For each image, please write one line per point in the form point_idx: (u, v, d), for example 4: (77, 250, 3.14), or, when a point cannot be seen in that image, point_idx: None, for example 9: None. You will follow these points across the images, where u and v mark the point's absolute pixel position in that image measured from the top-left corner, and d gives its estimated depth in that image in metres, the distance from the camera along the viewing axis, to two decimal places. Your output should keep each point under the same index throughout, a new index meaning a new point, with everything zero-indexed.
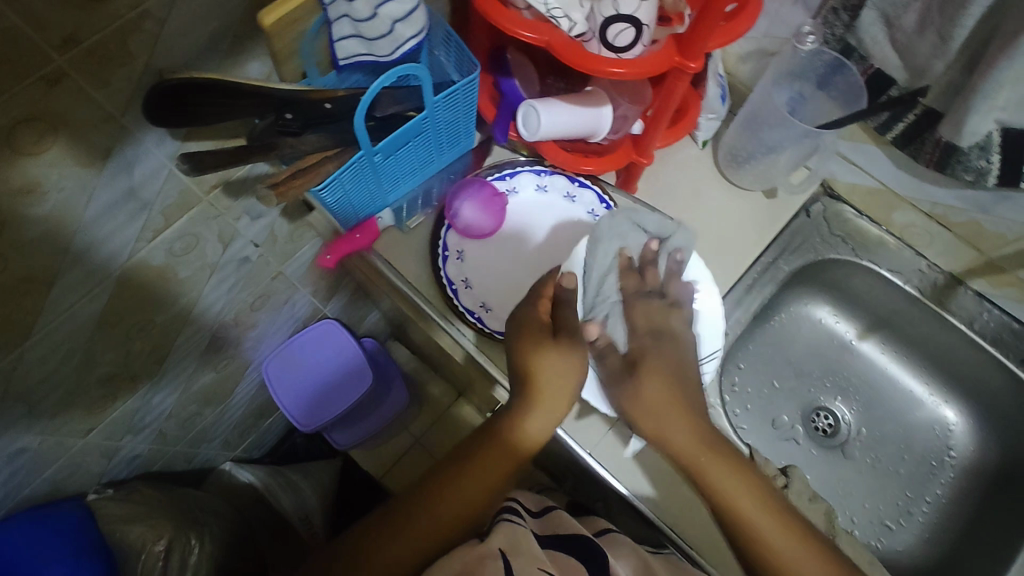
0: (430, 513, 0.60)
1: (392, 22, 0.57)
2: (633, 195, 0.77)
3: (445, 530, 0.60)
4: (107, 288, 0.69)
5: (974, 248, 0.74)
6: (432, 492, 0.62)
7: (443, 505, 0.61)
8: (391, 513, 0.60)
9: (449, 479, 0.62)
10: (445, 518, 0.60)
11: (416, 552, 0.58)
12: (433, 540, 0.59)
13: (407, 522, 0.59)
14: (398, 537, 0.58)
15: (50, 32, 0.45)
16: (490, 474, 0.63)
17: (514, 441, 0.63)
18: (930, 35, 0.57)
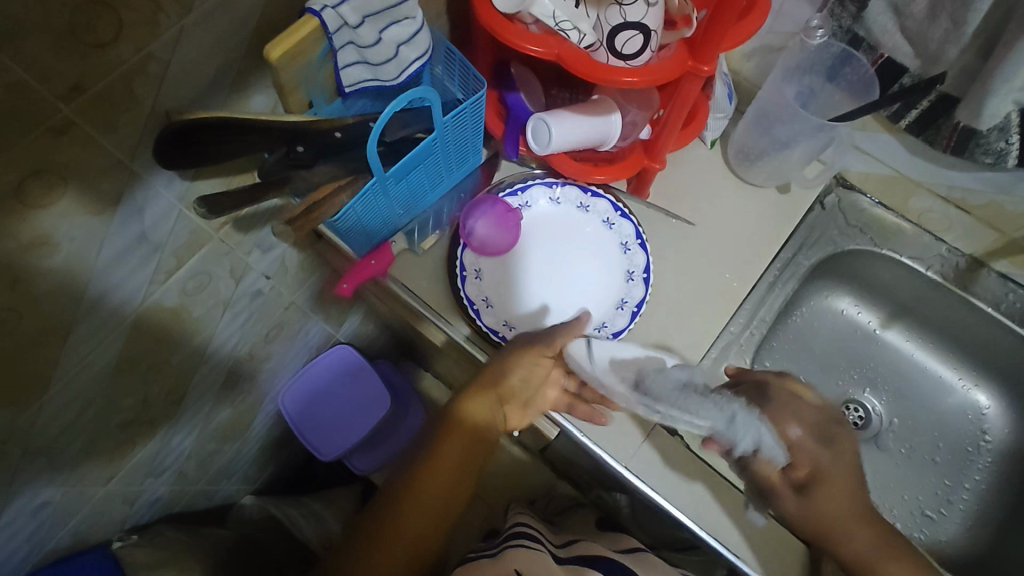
0: (409, 511, 0.64)
1: (398, 45, 0.58)
2: (646, 201, 0.76)
3: (427, 520, 0.64)
4: (122, 333, 0.68)
5: (995, 229, 0.72)
6: (406, 488, 0.65)
7: (418, 501, 0.64)
8: (375, 514, 0.65)
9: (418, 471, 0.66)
10: (421, 512, 0.64)
11: (402, 550, 0.63)
12: (414, 534, 0.63)
13: (388, 523, 0.63)
14: (382, 540, 0.62)
15: (55, 83, 0.44)
16: (456, 460, 0.66)
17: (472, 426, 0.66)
18: (943, 20, 0.56)
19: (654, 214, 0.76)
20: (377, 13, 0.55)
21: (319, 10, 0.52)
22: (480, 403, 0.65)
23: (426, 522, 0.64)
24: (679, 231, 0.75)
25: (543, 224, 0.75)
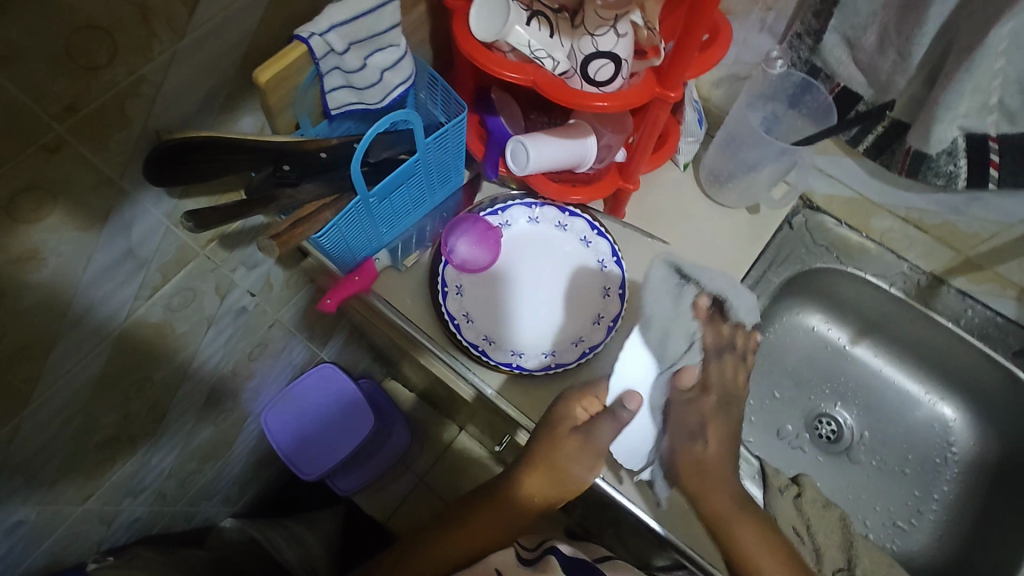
0: (421, 559, 0.69)
1: (381, 71, 0.62)
2: (622, 221, 0.79)
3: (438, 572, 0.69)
4: (107, 348, 0.69)
5: (951, 247, 0.76)
6: (431, 538, 0.70)
7: (436, 554, 0.69)
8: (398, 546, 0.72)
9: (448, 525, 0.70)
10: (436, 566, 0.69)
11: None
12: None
13: (404, 558, 0.70)
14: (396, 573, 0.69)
15: (50, 102, 0.46)
16: (484, 531, 0.68)
17: (511, 508, 0.67)
18: (890, 53, 0.60)
19: (629, 233, 0.79)
20: (361, 40, 0.58)
21: (307, 37, 0.54)
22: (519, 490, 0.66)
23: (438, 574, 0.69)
24: (654, 248, 0.78)
25: (528, 244, 0.77)
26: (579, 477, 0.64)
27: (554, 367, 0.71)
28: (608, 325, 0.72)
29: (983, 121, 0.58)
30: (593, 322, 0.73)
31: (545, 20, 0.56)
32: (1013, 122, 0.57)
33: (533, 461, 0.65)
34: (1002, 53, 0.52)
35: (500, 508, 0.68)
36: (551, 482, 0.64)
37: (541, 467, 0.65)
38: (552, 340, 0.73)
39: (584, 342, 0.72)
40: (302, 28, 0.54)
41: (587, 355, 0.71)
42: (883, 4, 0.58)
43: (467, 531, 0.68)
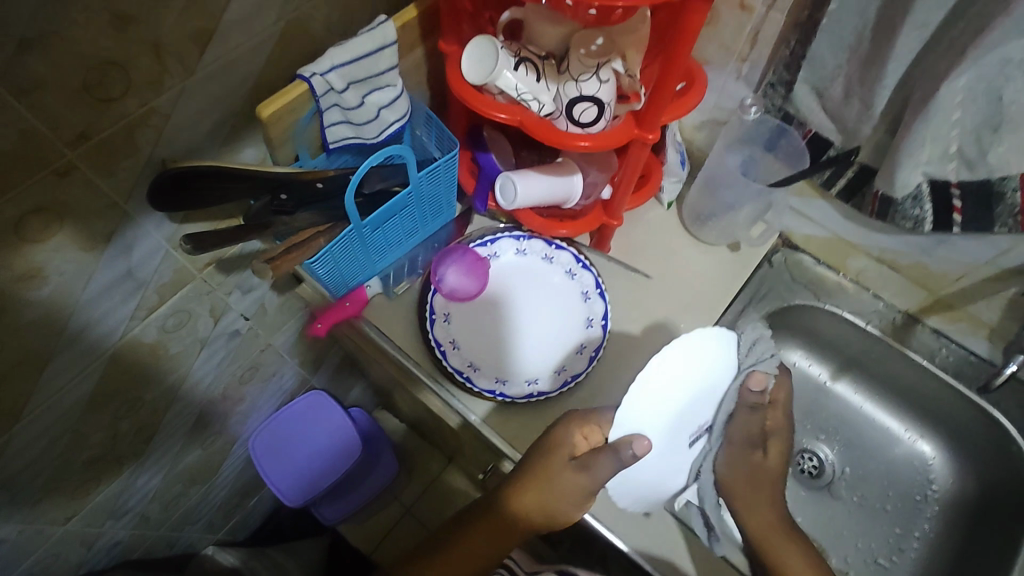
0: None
1: (379, 108, 0.66)
2: (607, 255, 0.82)
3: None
4: (101, 365, 0.70)
5: (924, 287, 0.78)
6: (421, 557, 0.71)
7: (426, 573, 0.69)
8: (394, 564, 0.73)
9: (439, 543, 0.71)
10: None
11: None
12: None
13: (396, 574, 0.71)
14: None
15: (65, 130, 0.49)
16: (472, 553, 0.68)
17: (502, 528, 0.67)
18: (856, 103, 0.63)
19: (613, 266, 0.82)
20: (361, 80, 0.62)
21: (309, 77, 0.58)
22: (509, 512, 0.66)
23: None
24: (637, 282, 0.81)
25: (517, 278, 0.79)
26: (571, 506, 0.62)
27: (536, 396, 0.72)
28: (590, 354, 0.74)
29: (944, 168, 0.62)
30: (575, 352, 0.75)
31: (531, 66, 0.60)
32: (972, 170, 0.60)
33: (522, 484, 0.64)
34: (957, 105, 0.56)
35: (489, 529, 0.67)
36: (542, 508, 0.63)
37: (531, 492, 0.63)
38: (535, 367, 0.74)
39: (567, 371, 0.74)
40: (305, 68, 0.58)
41: (569, 384, 0.73)
42: (848, 58, 0.62)
43: (455, 551, 0.68)
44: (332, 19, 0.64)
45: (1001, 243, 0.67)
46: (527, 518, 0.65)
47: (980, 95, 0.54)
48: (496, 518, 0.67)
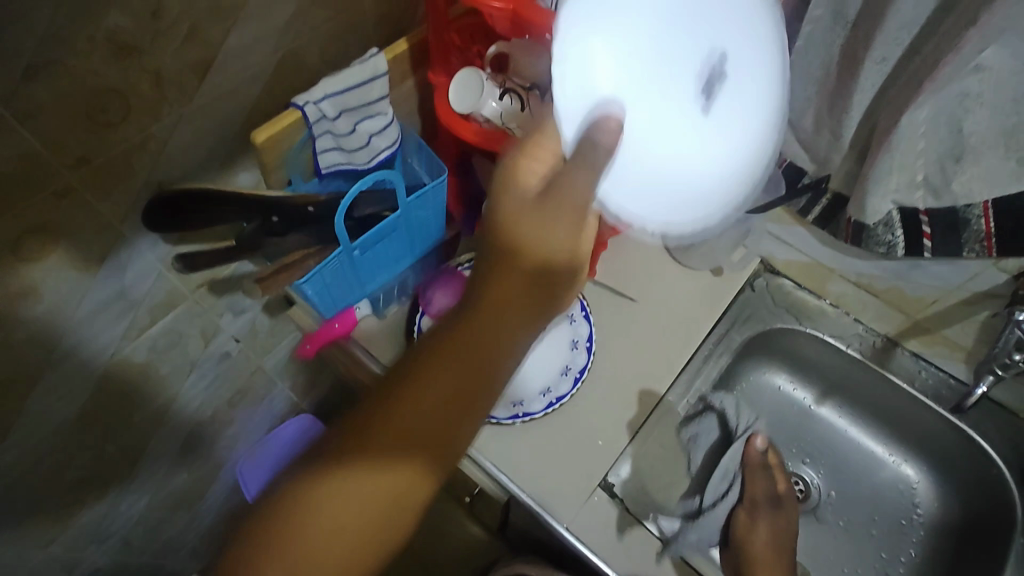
0: (363, 483, 0.44)
1: (369, 136, 0.69)
2: (593, 280, 0.84)
3: (390, 501, 0.44)
4: (90, 386, 0.71)
5: (902, 311, 0.80)
6: (359, 449, 0.44)
7: (386, 469, 0.44)
8: (301, 496, 0.43)
9: (382, 408, 0.44)
10: (390, 481, 0.44)
11: (359, 549, 0.44)
12: (372, 518, 0.44)
13: (326, 500, 0.43)
14: (320, 539, 0.43)
15: (65, 154, 0.51)
16: (450, 403, 0.45)
17: (489, 334, 0.45)
18: (825, 134, 0.66)
19: (600, 290, 0.84)
20: (353, 108, 0.66)
21: (302, 105, 0.61)
22: (508, 242, 0.44)
23: (396, 495, 0.44)
24: (622, 305, 0.83)
25: None
26: (546, 151, 0.45)
27: (521, 416, 0.73)
28: (574, 376, 0.75)
29: (912, 196, 0.64)
30: (560, 373, 0.75)
31: (517, 96, 0.63)
32: (937, 198, 0.63)
33: (518, 261, 0.44)
34: (920, 136, 0.59)
35: (474, 359, 0.45)
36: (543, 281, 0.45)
37: (534, 267, 0.44)
38: (522, 391, 0.73)
39: (551, 393, 0.74)
40: (299, 97, 0.61)
41: (554, 406, 0.73)
42: (816, 92, 0.65)
43: (423, 398, 0.44)
44: (326, 52, 0.68)
45: (970, 268, 0.70)
46: (524, 315, 0.45)
47: (941, 126, 0.58)
48: (484, 339, 0.45)
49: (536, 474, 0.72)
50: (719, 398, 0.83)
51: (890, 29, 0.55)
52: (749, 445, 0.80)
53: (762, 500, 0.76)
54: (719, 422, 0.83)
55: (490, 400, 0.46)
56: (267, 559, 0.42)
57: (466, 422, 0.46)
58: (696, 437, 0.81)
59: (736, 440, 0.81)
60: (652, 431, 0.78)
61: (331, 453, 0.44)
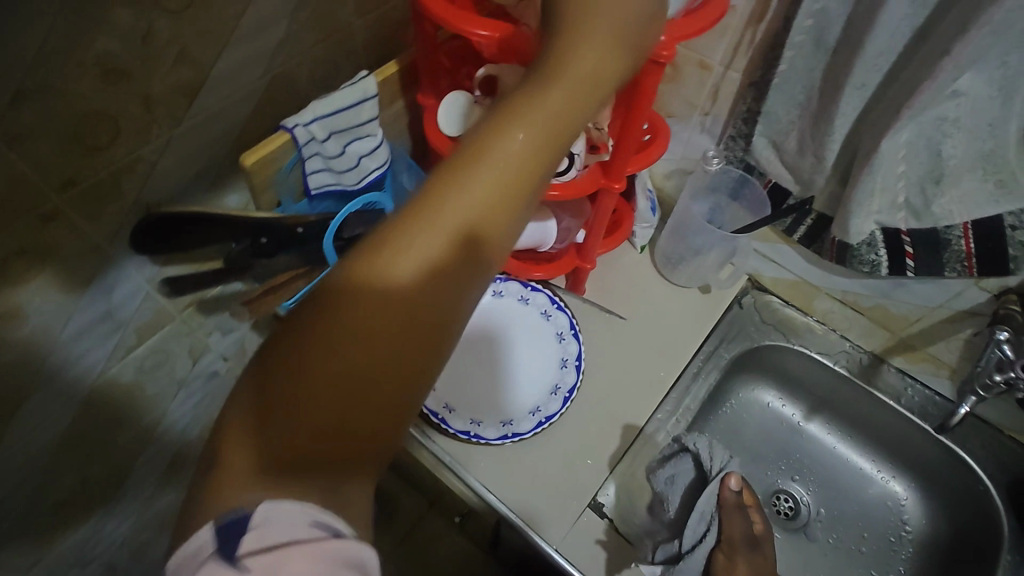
0: (395, 275, 0.33)
1: (359, 156, 0.70)
2: (582, 297, 0.85)
3: (427, 312, 0.33)
4: (74, 407, 0.70)
5: (887, 329, 0.81)
6: (389, 237, 0.33)
7: (430, 254, 0.33)
8: (311, 310, 0.32)
9: (418, 195, 0.35)
10: (432, 274, 0.33)
11: (377, 381, 0.32)
12: (403, 329, 0.32)
13: (345, 305, 0.32)
14: (323, 370, 0.31)
15: (51, 177, 0.51)
16: (502, 189, 0.35)
17: (556, 107, 0.37)
18: (809, 156, 0.67)
19: (589, 308, 0.85)
20: (342, 130, 0.66)
21: (292, 128, 0.61)
22: (576, 19, 0.39)
23: (439, 299, 0.34)
24: (612, 324, 0.84)
25: (495, 322, 0.80)
26: None
27: (511, 437, 0.72)
28: (563, 395, 0.75)
29: (894, 217, 0.66)
30: (550, 392, 0.76)
31: None
32: (919, 219, 0.64)
33: (585, 41, 0.38)
34: (901, 159, 0.60)
35: (539, 131, 0.36)
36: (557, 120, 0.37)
37: (602, 49, 0.39)
38: (510, 409, 0.74)
39: (540, 412, 0.74)
40: (288, 119, 0.62)
41: (543, 425, 0.73)
42: (799, 114, 0.66)
43: (472, 174, 0.35)
44: (316, 73, 0.68)
45: (952, 288, 0.70)
46: (592, 100, 0.38)
47: (921, 149, 0.59)
48: (551, 112, 0.37)
49: (524, 497, 0.72)
50: (694, 439, 0.77)
51: (869, 56, 0.56)
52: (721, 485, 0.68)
53: (739, 541, 0.64)
54: (695, 461, 0.75)
55: (548, 191, 0.37)
56: (238, 457, 0.32)
57: (518, 219, 0.37)
58: (672, 479, 0.74)
59: (712, 479, 0.71)
60: (634, 460, 0.76)
61: (350, 255, 0.34)
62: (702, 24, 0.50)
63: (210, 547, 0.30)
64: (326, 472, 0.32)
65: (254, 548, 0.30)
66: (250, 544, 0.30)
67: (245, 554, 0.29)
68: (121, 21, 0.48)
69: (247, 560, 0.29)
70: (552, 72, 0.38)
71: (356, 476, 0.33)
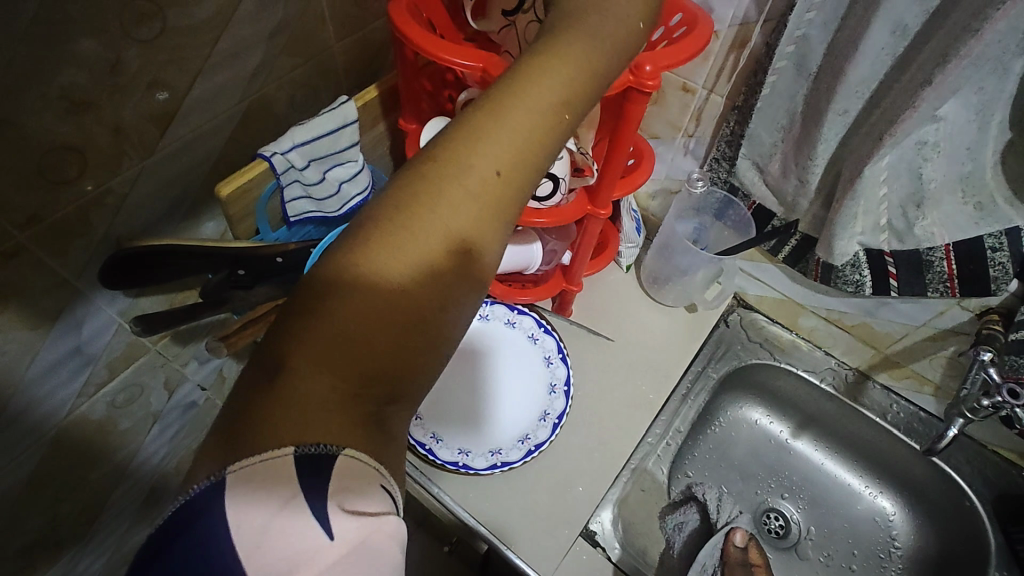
0: (425, 224, 0.34)
1: (339, 182, 0.68)
2: (569, 318, 0.84)
3: (456, 261, 0.35)
4: (42, 447, 0.67)
5: (872, 346, 0.82)
6: (424, 185, 0.35)
7: (460, 205, 0.35)
8: (350, 251, 0.32)
9: (444, 150, 0.36)
10: (460, 226, 0.35)
11: (409, 325, 0.32)
12: (436, 274, 0.34)
13: (378, 250, 0.32)
14: (365, 310, 0.31)
15: (15, 213, 0.49)
16: (518, 151, 0.37)
17: (557, 83, 0.38)
18: (792, 178, 0.68)
19: (575, 330, 0.84)
20: (322, 158, 0.65)
21: (269, 155, 0.59)
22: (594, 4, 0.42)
23: (465, 251, 0.35)
24: (599, 346, 0.83)
25: (480, 348, 0.79)
26: None
27: (500, 466, 0.70)
28: (553, 422, 0.73)
29: (877, 238, 0.66)
30: (538, 419, 0.74)
31: None
32: (902, 241, 0.65)
33: (596, 17, 0.41)
34: (882, 182, 0.60)
35: (559, 94, 0.38)
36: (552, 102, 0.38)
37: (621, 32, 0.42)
38: (499, 437, 0.72)
39: (530, 440, 0.72)
40: (266, 147, 0.60)
41: (533, 454, 0.71)
42: (782, 138, 0.67)
43: (495, 133, 0.36)
44: (295, 99, 0.67)
45: (934, 306, 0.71)
46: (607, 71, 0.41)
47: (902, 173, 0.59)
48: (571, 78, 0.39)
49: (516, 529, 0.70)
50: (702, 489, 0.85)
51: (850, 82, 0.56)
52: (727, 539, 0.76)
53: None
54: (701, 511, 0.83)
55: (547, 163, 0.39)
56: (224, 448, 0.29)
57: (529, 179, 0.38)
58: (681, 526, 0.79)
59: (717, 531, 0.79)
60: (630, 487, 0.76)
61: (384, 201, 0.34)
62: (689, 52, 0.50)
63: (272, 500, 0.29)
64: (363, 416, 0.31)
65: (347, 510, 0.30)
66: (344, 502, 0.30)
67: (337, 514, 0.29)
68: (88, 50, 0.46)
69: (340, 521, 0.29)
70: (568, 38, 0.40)
71: (388, 422, 0.33)
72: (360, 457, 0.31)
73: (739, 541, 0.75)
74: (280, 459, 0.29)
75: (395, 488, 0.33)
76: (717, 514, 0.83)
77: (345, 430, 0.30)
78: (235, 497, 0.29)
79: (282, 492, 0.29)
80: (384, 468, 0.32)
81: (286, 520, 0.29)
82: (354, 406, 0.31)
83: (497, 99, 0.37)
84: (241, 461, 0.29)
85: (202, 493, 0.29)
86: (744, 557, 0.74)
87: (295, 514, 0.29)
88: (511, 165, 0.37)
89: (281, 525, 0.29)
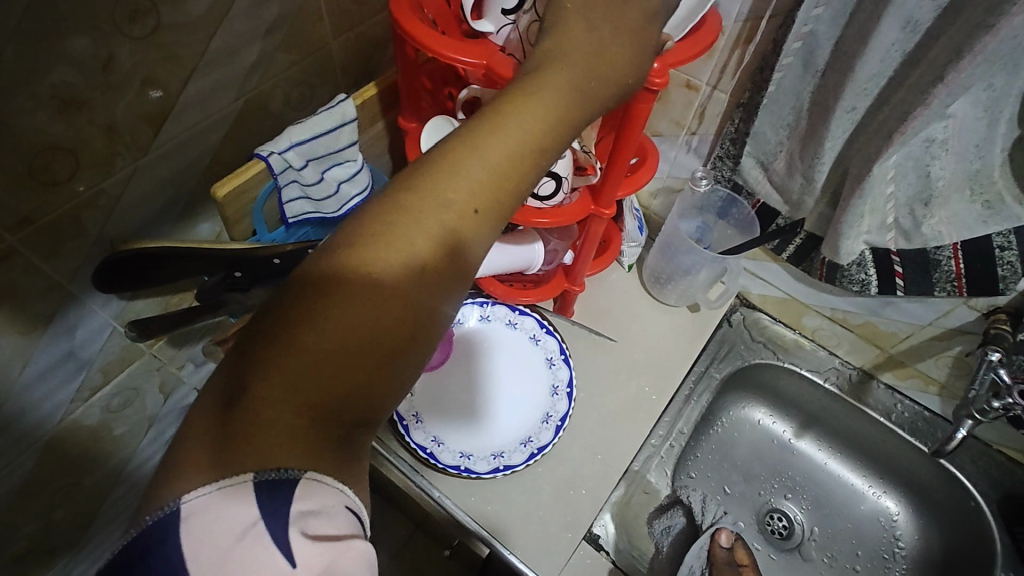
0: (406, 236, 0.33)
1: (337, 183, 0.66)
2: (570, 318, 0.83)
3: (434, 278, 0.34)
4: (34, 453, 0.65)
5: (875, 346, 0.81)
6: (403, 202, 0.34)
7: (441, 220, 0.34)
8: (330, 262, 0.32)
9: (433, 164, 0.35)
10: (439, 242, 0.34)
11: (385, 344, 0.31)
12: (410, 297, 0.33)
13: (358, 263, 0.32)
14: (334, 337, 0.30)
15: (6, 216, 0.48)
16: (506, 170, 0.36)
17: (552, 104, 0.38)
18: (798, 177, 0.67)
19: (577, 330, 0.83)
20: (320, 157, 0.64)
21: (267, 155, 0.58)
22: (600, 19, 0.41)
23: (443, 267, 0.34)
24: (601, 346, 0.82)
25: (479, 349, 0.78)
26: None
27: (503, 470, 0.69)
28: (555, 425, 0.72)
29: (883, 237, 0.65)
30: (540, 422, 0.73)
31: None
32: (909, 240, 0.64)
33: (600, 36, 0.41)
34: (890, 180, 0.59)
35: (549, 118, 0.38)
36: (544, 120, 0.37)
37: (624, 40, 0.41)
38: (501, 440, 0.71)
39: (533, 443, 0.71)
40: (262, 147, 0.59)
41: (535, 457, 0.70)
42: (787, 135, 0.66)
43: (485, 150, 0.36)
44: (291, 97, 0.65)
45: (941, 306, 0.70)
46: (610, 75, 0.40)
47: (909, 171, 0.58)
48: (562, 100, 0.38)
49: (518, 533, 0.69)
50: (687, 493, 0.82)
51: (859, 79, 0.55)
52: (712, 541, 0.75)
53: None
54: (687, 513, 0.81)
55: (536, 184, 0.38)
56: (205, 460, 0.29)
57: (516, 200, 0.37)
58: (668, 529, 0.77)
59: (703, 533, 0.78)
60: (631, 491, 0.75)
61: (362, 219, 0.33)
62: (695, 50, 0.49)
63: (235, 525, 0.29)
64: (327, 442, 0.31)
65: (310, 535, 0.30)
66: (308, 527, 0.30)
67: (301, 540, 0.29)
68: (80, 49, 0.44)
69: (303, 547, 0.29)
70: (565, 61, 0.39)
71: (355, 445, 0.32)
72: (322, 480, 0.30)
73: (723, 542, 0.74)
74: (240, 486, 0.29)
75: (362, 507, 0.33)
76: (702, 518, 0.81)
77: (308, 454, 0.30)
78: (197, 524, 0.28)
79: (240, 518, 0.29)
80: (347, 488, 0.31)
81: (246, 547, 0.29)
82: (319, 432, 0.30)
83: (490, 117, 0.37)
84: (195, 492, 0.29)
85: (161, 522, 0.29)
86: (731, 557, 0.73)
87: (257, 540, 0.29)
88: (497, 184, 0.36)
89: (241, 553, 0.29)
